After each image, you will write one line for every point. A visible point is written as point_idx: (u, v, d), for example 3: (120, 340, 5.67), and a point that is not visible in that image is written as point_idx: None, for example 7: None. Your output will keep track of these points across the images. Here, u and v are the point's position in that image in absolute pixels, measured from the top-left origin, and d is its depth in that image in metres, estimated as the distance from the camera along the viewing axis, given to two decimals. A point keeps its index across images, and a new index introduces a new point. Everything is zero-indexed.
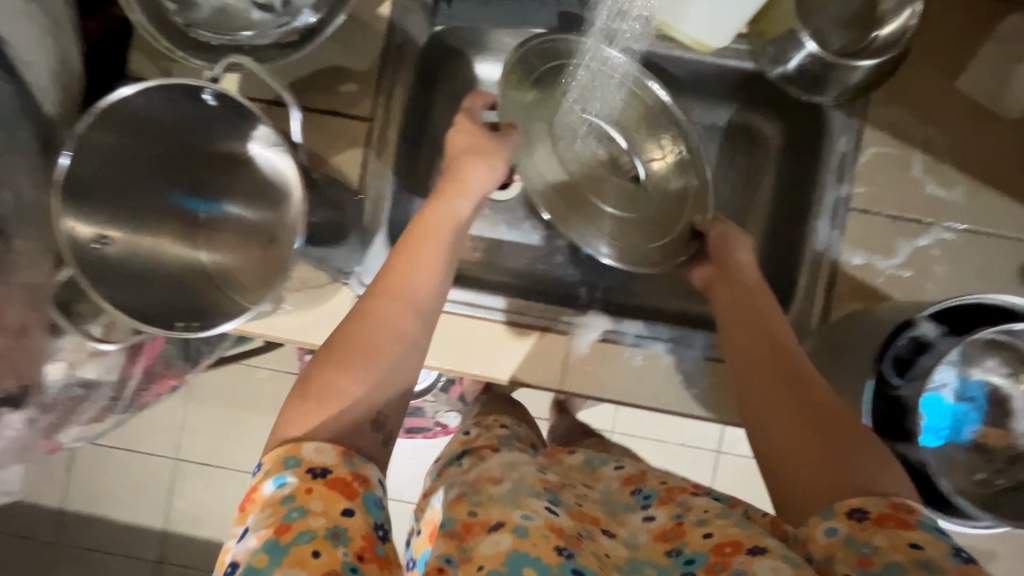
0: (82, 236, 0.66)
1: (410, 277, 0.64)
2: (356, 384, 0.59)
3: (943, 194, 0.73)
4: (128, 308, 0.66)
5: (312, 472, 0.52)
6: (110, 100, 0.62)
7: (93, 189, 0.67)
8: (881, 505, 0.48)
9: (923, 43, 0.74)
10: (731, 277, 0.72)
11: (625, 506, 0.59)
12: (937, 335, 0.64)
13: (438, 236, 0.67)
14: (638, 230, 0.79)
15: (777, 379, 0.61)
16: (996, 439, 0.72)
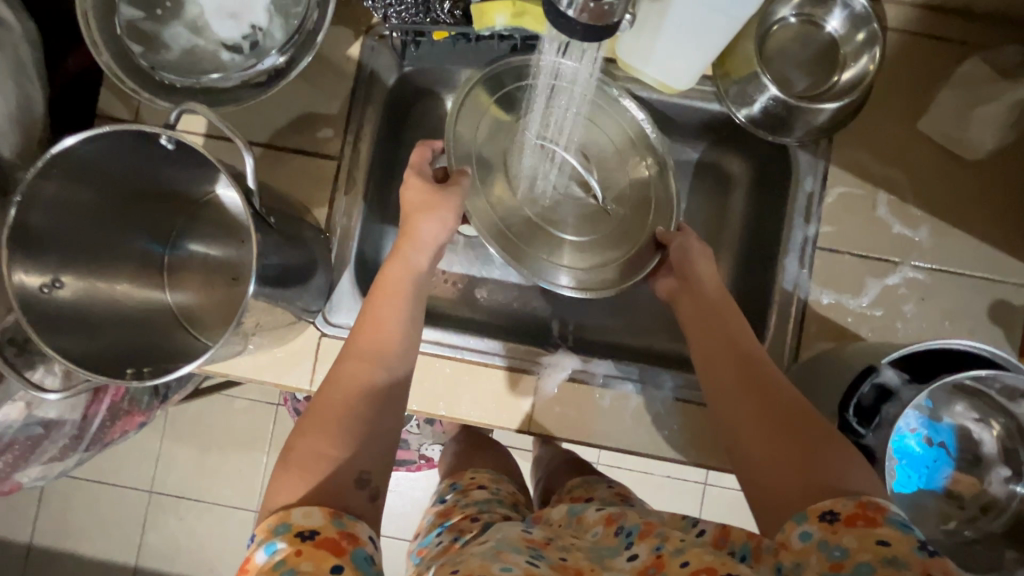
0: (26, 283, 0.58)
1: (381, 334, 0.62)
2: (332, 446, 0.54)
3: (912, 233, 0.77)
4: (80, 358, 0.59)
5: (301, 535, 0.48)
6: (54, 151, 0.54)
7: (45, 239, 0.59)
8: (850, 504, 0.47)
9: (882, 90, 0.78)
10: (694, 296, 0.69)
11: (610, 551, 0.53)
12: (899, 383, 0.58)
13: (400, 296, 0.64)
14: (597, 249, 0.76)
15: (749, 392, 0.58)
16: (967, 487, 0.65)
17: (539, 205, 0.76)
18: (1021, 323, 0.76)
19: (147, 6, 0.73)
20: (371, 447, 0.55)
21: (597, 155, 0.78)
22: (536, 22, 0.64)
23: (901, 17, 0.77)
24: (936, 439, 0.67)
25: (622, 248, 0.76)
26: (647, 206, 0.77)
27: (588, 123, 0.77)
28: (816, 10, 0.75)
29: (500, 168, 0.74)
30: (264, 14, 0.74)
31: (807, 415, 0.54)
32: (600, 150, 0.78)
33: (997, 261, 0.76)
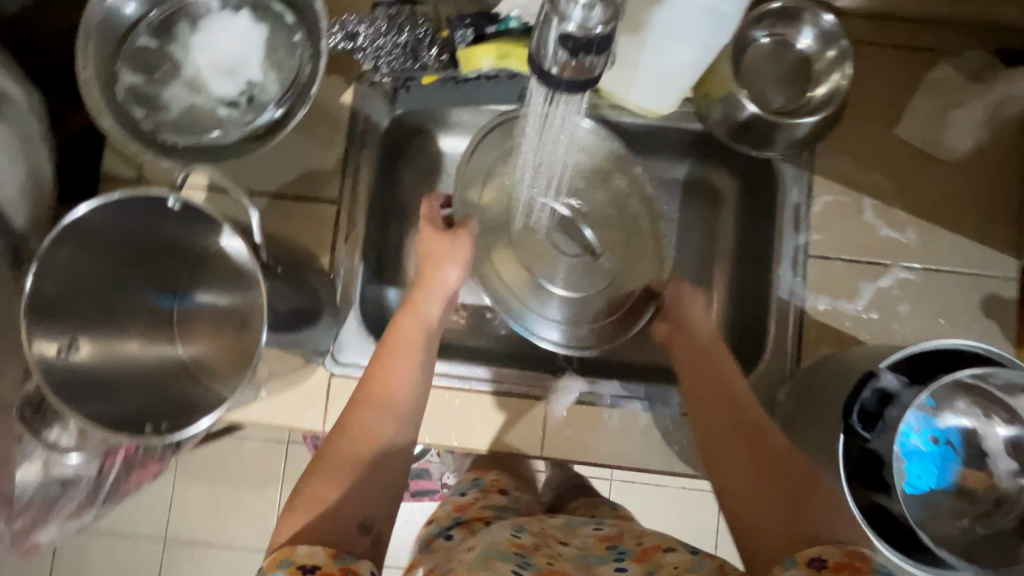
0: (47, 354, 0.61)
1: (391, 387, 0.63)
2: (338, 493, 0.55)
3: (900, 235, 0.79)
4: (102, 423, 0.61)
5: (304, 570, 0.48)
6: (66, 222, 0.58)
7: (60, 308, 0.63)
8: (837, 552, 0.47)
9: (858, 100, 0.80)
10: (683, 334, 0.73)
11: (599, 559, 0.57)
12: (900, 386, 0.61)
13: (411, 350, 0.65)
14: (584, 300, 0.80)
15: (733, 437, 0.62)
16: (977, 482, 0.66)
17: (529, 258, 0.79)
18: (1015, 315, 0.77)
19: (146, 69, 0.76)
20: (373, 498, 0.57)
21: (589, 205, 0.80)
22: (521, 61, 0.67)
23: (867, 30, 0.81)
24: (941, 438, 0.67)
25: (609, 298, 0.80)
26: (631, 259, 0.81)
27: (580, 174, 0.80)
28: (788, 29, 0.78)
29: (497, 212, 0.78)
30: (259, 69, 0.77)
31: (794, 466, 0.57)
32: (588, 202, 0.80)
33: (985, 256, 0.78)
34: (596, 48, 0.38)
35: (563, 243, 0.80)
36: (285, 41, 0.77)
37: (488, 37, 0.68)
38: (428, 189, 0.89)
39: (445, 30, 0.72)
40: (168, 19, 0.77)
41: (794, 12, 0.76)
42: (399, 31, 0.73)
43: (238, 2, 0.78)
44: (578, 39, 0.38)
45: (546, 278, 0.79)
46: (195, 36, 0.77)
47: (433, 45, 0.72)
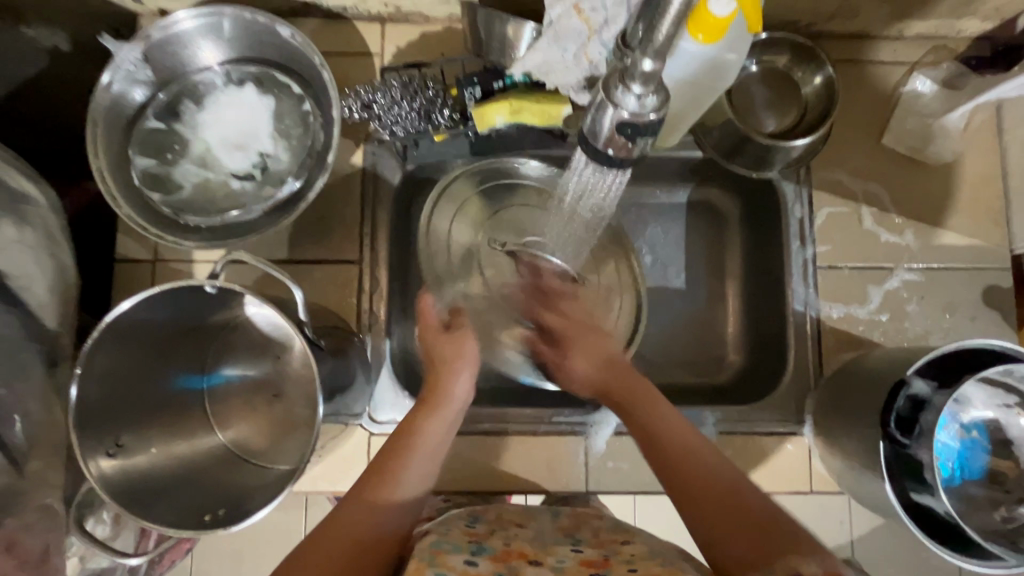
0: (99, 465, 0.62)
1: (398, 480, 0.58)
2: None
3: (899, 239, 0.83)
4: (160, 521, 0.61)
5: None
6: (104, 323, 0.58)
7: (101, 414, 0.63)
8: (815, 566, 0.47)
9: (846, 116, 0.85)
10: (601, 368, 0.69)
11: (555, 540, 0.60)
12: (930, 391, 0.64)
13: (422, 454, 0.61)
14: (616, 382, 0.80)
15: (671, 443, 0.59)
16: (1006, 469, 0.70)
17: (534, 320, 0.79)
18: (1013, 303, 0.82)
19: (158, 152, 0.77)
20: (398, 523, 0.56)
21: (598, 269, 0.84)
22: (534, 115, 0.70)
23: (845, 50, 0.86)
24: (969, 432, 0.71)
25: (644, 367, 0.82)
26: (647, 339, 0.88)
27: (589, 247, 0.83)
28: (776, 57, 0.82)
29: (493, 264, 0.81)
30: (270, 140, 0.78)
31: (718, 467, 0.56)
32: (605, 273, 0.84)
33: (979, 251, 0.83)
34: (649, 131, 0.40)
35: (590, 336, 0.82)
36: (293, 111, 0.78)
37: (495, 93, 0.71)
38: None
39: (453, 88, 0.73)
40: (174, 100, 0.78)
41: (779, 42, 0.80)
42: (413, 97, 0.73)
43: (242, 76, 0.78)
44: (633, 123, 0.40)
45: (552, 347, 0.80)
46: (202, 114, 0.78)
47: (445, 105, 0.73)
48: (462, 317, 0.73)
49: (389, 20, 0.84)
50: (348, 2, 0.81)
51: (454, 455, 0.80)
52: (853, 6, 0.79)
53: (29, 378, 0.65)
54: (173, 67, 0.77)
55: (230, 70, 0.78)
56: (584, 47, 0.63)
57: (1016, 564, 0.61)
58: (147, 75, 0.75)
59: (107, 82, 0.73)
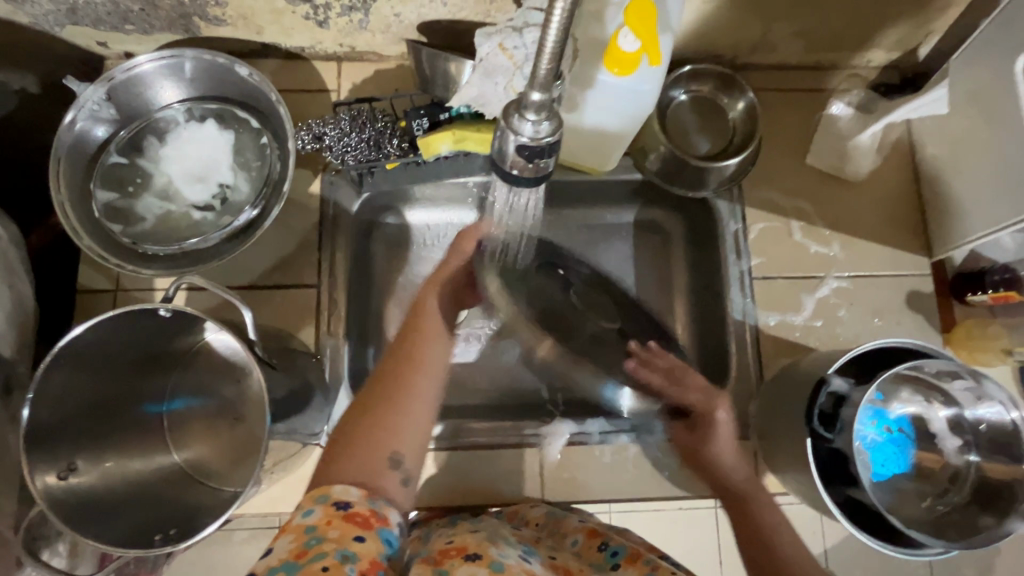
0: (47, 483, 0.63)
1: (423, 344, 0.62)
2: (380, 433, 0.55)
3: (827, 250, 0.89)
4: (111, 541, 0.62)
5: (339, 504, 0.48)
6: (59, 346, 0.60)
7: (54, 437, 0.64)
8: None
9: (772, 139, 0.92)
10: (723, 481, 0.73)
11: (596, 566, 0.63)
12: (848, 387, 0.68)
13: (433, 322, 0.65)
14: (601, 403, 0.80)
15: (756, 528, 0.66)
16: (932, 462, 0.74)
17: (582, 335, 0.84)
18: (935, 307, 0.88)
19: (120, 186, 0.80)
20: (431, 407, 0.58)
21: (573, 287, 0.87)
22: (476, 143, 0.75)
23: (767, 79, 0.93)
24: (896, 427, 0.75)
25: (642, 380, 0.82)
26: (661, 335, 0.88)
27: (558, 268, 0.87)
28: (702, 87, 0.89)
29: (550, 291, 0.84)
30: (230, 172, 0.82)
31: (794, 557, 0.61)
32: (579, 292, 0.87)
33: (900, 260, 0.89)
34: (547, 153, 0.44)
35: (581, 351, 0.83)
36: (253, 144, 0.83)
37: (442, 124, 0.76)
38: (400, 260, 0.93)
39: (402, 120, 0.78)
40: (136, 136, 0.81)
41: (703, 72, 0.87)
42: (362, 128, 0.78)
43: (204, 112, 0.83)
44: (532, 147, 0.44)
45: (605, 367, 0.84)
46: (164, 149, 0.82)
47: (394, 136, 0.79)
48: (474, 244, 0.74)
49: (344, 59, 0.90)
50: (304, 44, 0.86)
51: None
52: (768, 40, 0.87)
53: None
54: (137, 106, 0.81)
55: (192, 107, 0.82)
56: (511, 80, 0.69)
57: (940, 550, 0.64)
58: (111, 113, 0.79)
59: (71, 120, 0.76)
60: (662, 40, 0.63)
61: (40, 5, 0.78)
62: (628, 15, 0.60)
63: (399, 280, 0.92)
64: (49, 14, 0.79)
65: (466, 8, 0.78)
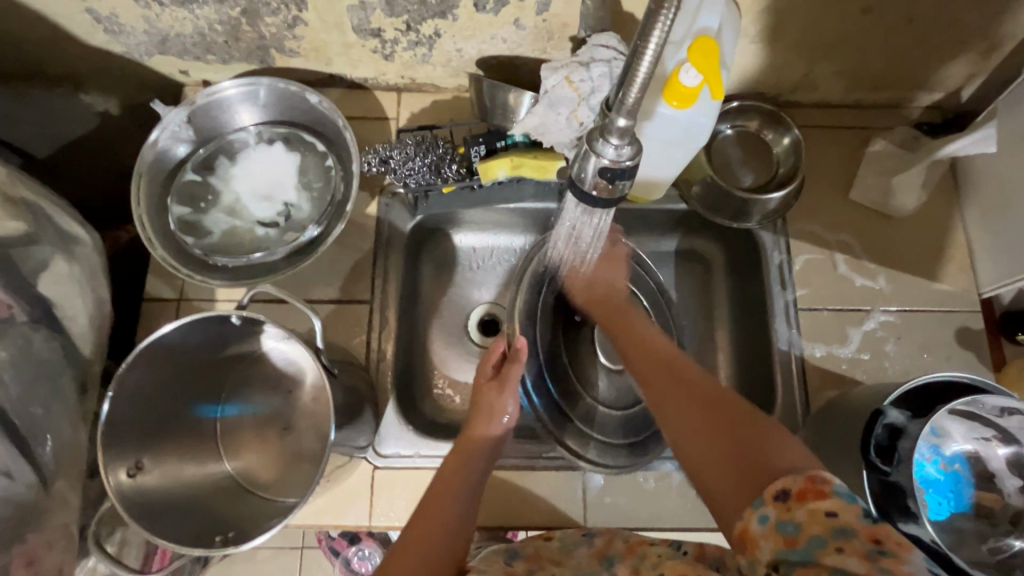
0: (119, 480, 0.65)
1: (446, 507, 0.63)
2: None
3: (873, 284, 0.90)
4: (175, 540, 0.64)
5: None
6: (147, 342, 0.64)
7: (123, 435, 0.67)
8: (800, 480, 0.48)
9: (814, 174, 0.94)
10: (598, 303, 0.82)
11: (593, 574, 0.60)
12: (905, 419, 0.68)
13: (459, 480, 0.66)
14: (646, 422, 0.87)
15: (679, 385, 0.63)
16: (992, 502, 0.72)
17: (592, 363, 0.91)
18: (985, 344, 0.87)
19: (192, 201, 0.85)
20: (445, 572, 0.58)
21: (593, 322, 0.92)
22: (532, 169, 0.79)
23: (809, 116, 0.96)
24: (952, 465, 0.73)
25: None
26: (658, 301, 0.90)
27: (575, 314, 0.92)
28: (747, 121, 0.92)
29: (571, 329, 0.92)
30: (294, 192, 0.86)
31: (720, 396, 0.60)
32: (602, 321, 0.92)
33: (948, 296, 0.89)
34: (626, 175, 0.48)
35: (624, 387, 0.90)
36: (317, 166, 0.87)
37: (499, 151, 0.81)
38: (447, 281, 0.96)
39: (461, 148, 0.83)
40: (211, 156, 0.87)
41: (749, 109, 0.91)
42: (425, 153, 0.83)
43: (273, 136, 0.88)
44: (612, 169, 0.47)
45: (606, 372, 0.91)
46: (234, 169, 0.87)
47: (453, 161, 0.83)
48: (515, 366, 0.76)
49: (404, 89, 0.95)
50: (368, 75, 0.92)
51: None
52: (812, 79, 0.90)
53: (62, 401, 0.70)
54: (214, 128, 0.87)
55: (263, 130, 0.88)
56: (575, 111, 0.74)
57: None
58: (190, 134, 0.85)
59: (155, 140, 0.82)
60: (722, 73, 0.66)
61: (134, 36, 0.84)
62: (692, 52, 0.63)
63: (444, 301, 0.96)
64: (140, 44, 0.85)
65: (524, 44, 0.83)
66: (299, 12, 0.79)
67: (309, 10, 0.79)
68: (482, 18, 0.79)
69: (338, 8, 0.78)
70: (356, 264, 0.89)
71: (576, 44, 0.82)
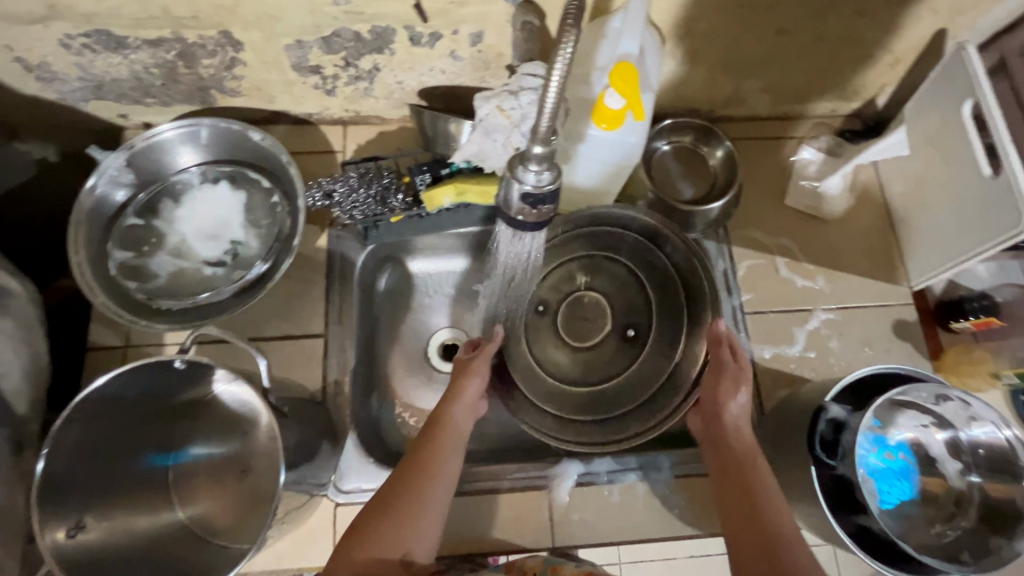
0: (57, 541, 0.63)
1: (439, 463, 0.67)
2: (374, 536, 0.63)
3: (813, 284, 0.94)
4: None
5: None
6: (82, 394, 0.62)
7: (65, 492, 0.65)
8: None
9: (750, 182, 0.99)
10: (717, 427, 0.71)
11: None
12: (846, 414, 0.71)
13: (446, 449, 0.69)
14: (619, 395, 0.83)
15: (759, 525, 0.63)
16: (937, 486, 0.75)
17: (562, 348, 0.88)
18: (921, 335, 0.91)
19: (135, 245, 0.84)
20: (432, 523, 0.65)
21: (561, 307, 0.89)
22: (476, 194, 0.81)
23: (741, 128, 1.01)
24: (897, 453, 0.76)
25: (648, 348, 0.85)
26: (646, 254, 0.87)
27: (539, 305, 0.89)
28: (682, 137, 0.96)
29: (539, 323, 0.89)
30: (241, 230, 0.86)
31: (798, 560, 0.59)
32: (571, 304, 0.89)
33: (883, 291, 0.94)
34: (548, 200, 0.52)
35: (604, 360, 0.87)
36: (263, 202, 0.87)
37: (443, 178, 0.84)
38: (403, 308, 0.96)
39: (406, 177, 0.85)
40: (153, 198, 0.86)
41: (682, 125, 0.95)
42: (369, 184, 0.84)
43: (217, 174, 0.88)
44: (534, 194, 0.51)
45: (579, 352, 0.88)
46: (178, 210, 0.86)
47: (399, 190, 0.84)
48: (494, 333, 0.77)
49: (349, 122, 0.96)
50: (313, 110, 0.93)
51: None
52: (740, 94, 0.95)
53: None
54: (155, 170, 0.86)
55: (206, 170, 0.87)
56: (509, 138, 0.76)
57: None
58: (130, 178, 0.84)
59: (92, 186, 0.81)
60: (644, 97, 0.70)
61: (68, 83, 0.83)
62: (613, 78, 0.67)
63: (402, 328, 0.95)
64: (75, 90, 0.85)
65: (463, 75, 0.86)
66: (237, 53, 0.80)
67: (247, 51, 0.79)
68: (419, 51, 0.81)
69: (276, 48, 0.79)
70: (309, 297, 0.88)
71: (512, 72, 0.85)
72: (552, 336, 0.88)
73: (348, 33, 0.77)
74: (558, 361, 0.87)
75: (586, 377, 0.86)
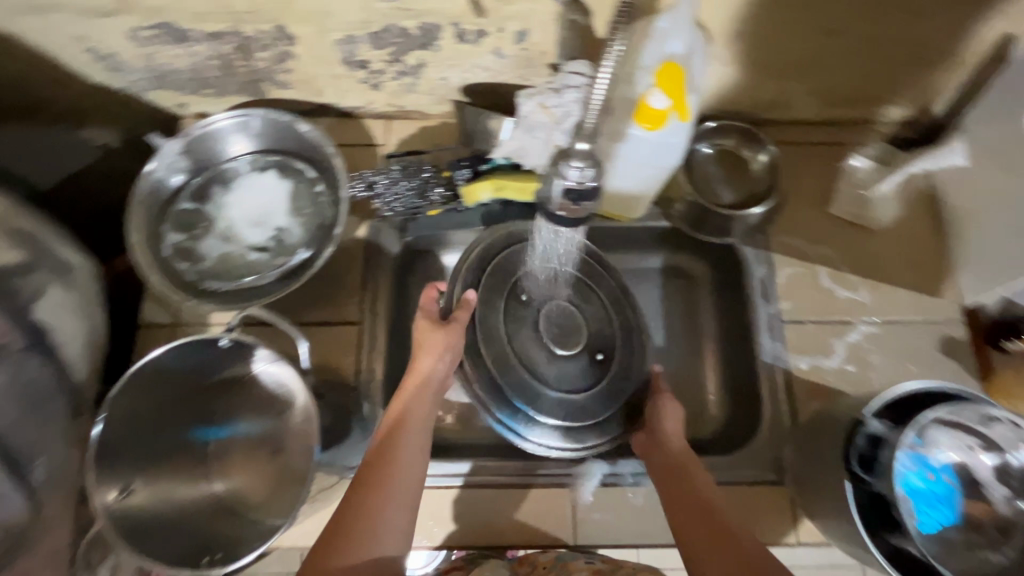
0: (107, 501, 0.67)
1: (396, 442, 0.70)
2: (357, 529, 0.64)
3: (856, 296, 0.91)
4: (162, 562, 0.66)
5: None
6: (138, 365, 0.68)
7: (115, 456, 0.70)
8: None
9: (794, 188, 0.96)
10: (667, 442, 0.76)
11: None
12: (886, 430, 0.69)
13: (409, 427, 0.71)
14: (589, 410, 0.80)
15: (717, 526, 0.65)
16: (980, 511, 0.72)
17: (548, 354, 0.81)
18: (971, 355, 0.87)
19: (187, 228, 0.88)
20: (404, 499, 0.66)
21: (545, 307, 0.83)
22: (515, 191, 0.82)
23: (787, 133, 0.98)
24: (939, 475, 0.73)
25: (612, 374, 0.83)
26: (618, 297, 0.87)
27: (522, 293, 0.83)
28: (725, 140, 0.95)
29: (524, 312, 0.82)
30: (285, 217, 0.89)
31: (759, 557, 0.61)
32: (553, 312, 0.83)
33: (931, 307, 0.90)
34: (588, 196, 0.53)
35: (570, 376, 0.81)
36: (306, 192, 0.90)
37: (482, 174, 0.84)
38: None
39: (445, 170, 0.86)
40: (206, 184, 0.90)
41: (726, 128, 0.94)
42: (411, 178, 0.86)
43: (266, 163, 0.91)
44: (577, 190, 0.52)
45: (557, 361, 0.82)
46: (228, 196, 0.90)
47: (438, 184, 0.86)
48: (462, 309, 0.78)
49: (392, 117, 0.98)
50: (358, 103, 0.95)
51: (452, 510, 0.81)
52: (786, 98, 0.92)
53: (55, 425, 0.72)
54: (208, 157, 0.90)
55: (256, 158, 0.91)
56: (550, 137, 0.78)
57: None
58: (186, 164, 0.88)
59: (151, 170, 0.85)
60: (689, 98, 0.70)
61: (132, 72, 0.88)
62: (659, 78, 0.67)
63: None
64: (138, 80, 0.89)
65: (505, 72, 0.87)
66: (289, 46, 0.83)
67: (299, 45, 0.82)
68: (464, 48, 0.82)
69: (326, 42, 0.82)
70: (345, 284, 0.90)
71: (555, 70, 0.85)
72: (530, 343, 0.81)
73: (397, 29, 0.79)
74: (539, 366, 0.80)
75: (555, 382, 0.80)
